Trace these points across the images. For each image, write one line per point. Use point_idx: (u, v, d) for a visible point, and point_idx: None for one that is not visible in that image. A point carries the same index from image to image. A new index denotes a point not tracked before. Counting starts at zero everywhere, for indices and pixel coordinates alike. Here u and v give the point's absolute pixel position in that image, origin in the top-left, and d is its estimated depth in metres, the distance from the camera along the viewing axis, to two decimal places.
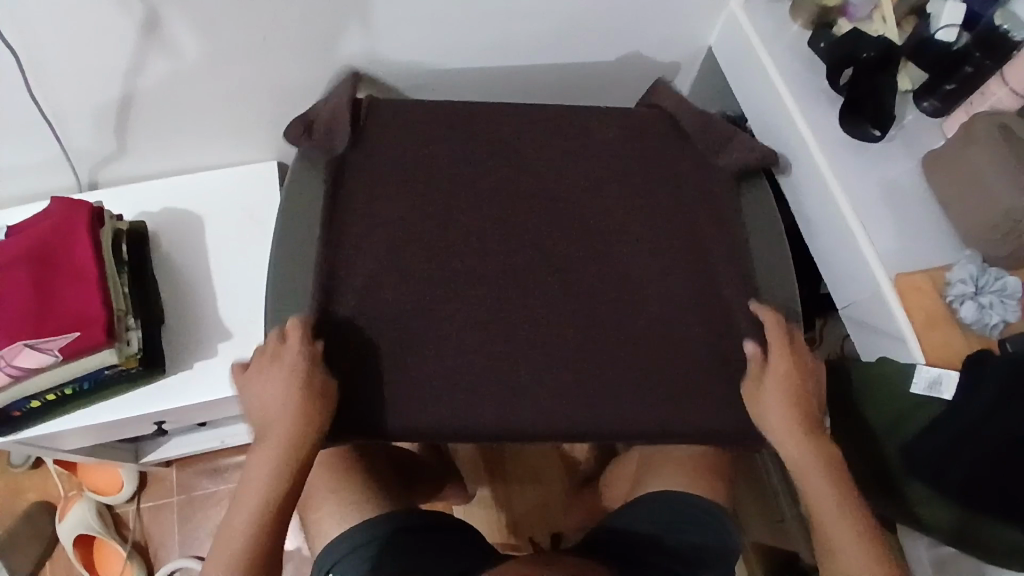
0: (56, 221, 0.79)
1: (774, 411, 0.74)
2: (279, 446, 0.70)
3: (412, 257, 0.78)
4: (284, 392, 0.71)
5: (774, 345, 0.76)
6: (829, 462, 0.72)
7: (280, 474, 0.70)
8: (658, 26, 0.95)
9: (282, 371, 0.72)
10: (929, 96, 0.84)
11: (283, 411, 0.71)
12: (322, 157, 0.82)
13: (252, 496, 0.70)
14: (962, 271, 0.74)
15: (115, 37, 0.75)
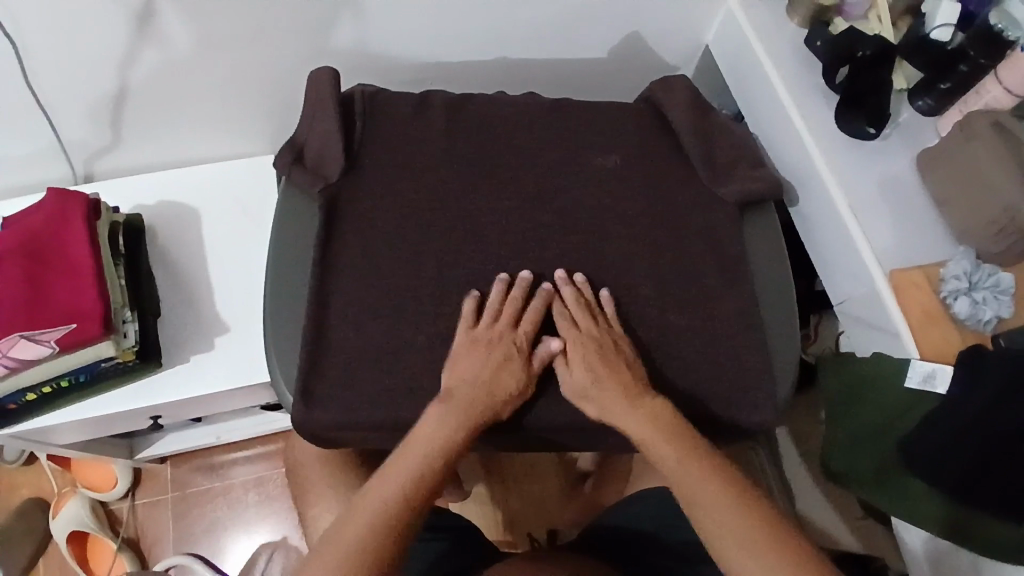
0: (51, 213, 0.78)
1: (572, 371, 0.73)
2: (463, 410, 0.69)
3: (410, 248, 0.78)
4: (490, 368, 0.72)
5: (561, 323, 0.75)
6: (635, 399, 0.70)
7: (457, 437, 0.68)
8: (655, 21, 0.96)
9: (479, 347, 0.73)
10: (925, 94, 0.85)
11: (496, 384, 0.71)
12: (322, 148, 0.82)
13: (397, 472, 0.65)
14: (956, 267, 0.75)
15: (112, 26, 0.75)
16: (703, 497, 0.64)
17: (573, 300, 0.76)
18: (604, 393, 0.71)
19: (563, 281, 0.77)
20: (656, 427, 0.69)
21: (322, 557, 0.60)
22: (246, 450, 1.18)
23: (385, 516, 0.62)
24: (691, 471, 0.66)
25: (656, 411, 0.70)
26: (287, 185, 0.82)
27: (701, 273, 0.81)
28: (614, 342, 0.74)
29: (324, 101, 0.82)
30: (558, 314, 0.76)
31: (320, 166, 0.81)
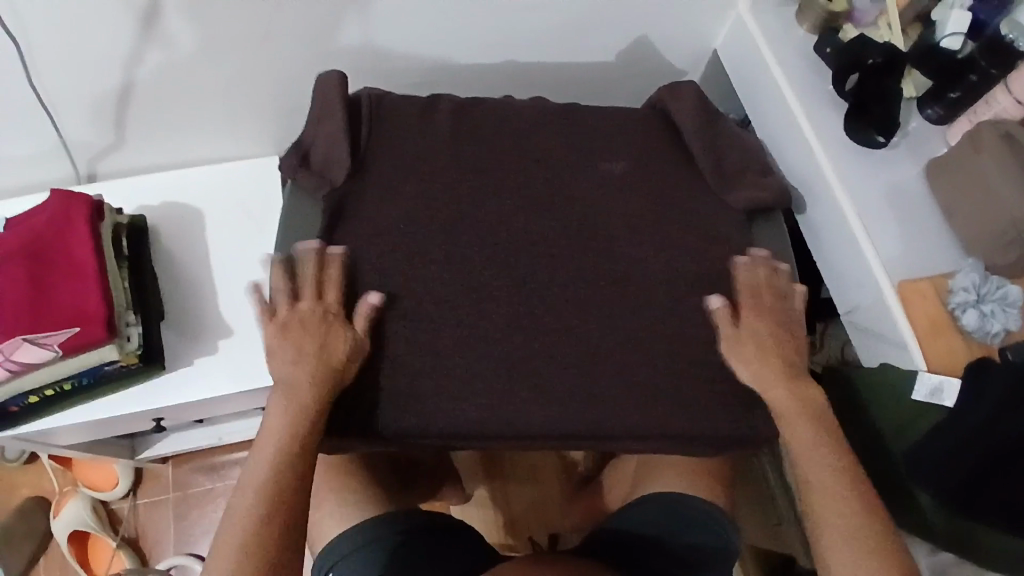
0: (55, 214, 0.78)
1: (742, 358, 0.75)
2: (299, 393, 0.69)
3: (415, 253, 0.78)
4: (319, 342, 0.71)
5: (749, 303, 0.78)
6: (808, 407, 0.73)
7: (300, 422, 0.68)
8: (660, 27, 0.95)
9: (287, 326, 0.73)
10: (933, 103, 0.85)
11: (327, 351, 0.71)
12: (328, 151, 0.81)
13: (264, 451, 0.67)
14: (964, 279, 0.75)
15: (116, 26, 0.75)
16: (820, 477, 0.69)
17: (764, 279, 0.79)
18: (769, 376, 0.74)
19: (745, 263, 0.80)
20: (807, 413, 0.73)
21: (218, 556, 0.63)
22: (247, 451, 1.18)
23: (260, 504, 0.65)
24: (824, 456, 0.70)
25: (810, 397, 0.74)
26: (293, 187, 0.82)
27: (708, 280, 0.81)
28: (797, 326, 0.78)
29: (330, 104, 0.81)
30: (745, 292, 0.79)
31: (326, 169, 0.81)
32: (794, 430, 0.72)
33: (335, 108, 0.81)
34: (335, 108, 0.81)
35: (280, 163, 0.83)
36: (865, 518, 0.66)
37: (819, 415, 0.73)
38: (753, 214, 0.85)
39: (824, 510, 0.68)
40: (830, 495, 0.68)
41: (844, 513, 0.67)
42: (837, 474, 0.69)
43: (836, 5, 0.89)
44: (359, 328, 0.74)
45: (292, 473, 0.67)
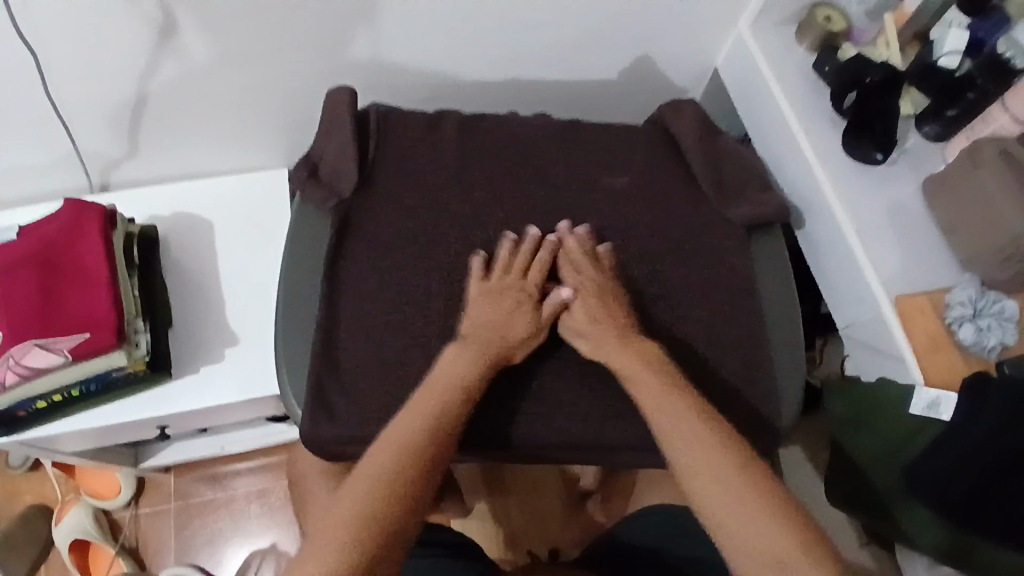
0: (68, 222, 0.79)
1: (577, 307, 0.75)
2: (480, 351, 0.72)
3: (486, 264, 0.77)
4: (504, 311, 0.74)
5: (562, 267, 0.77)
6: (649, 362, 0.71)
7: (471, 376, 0.70)
8: (662, 46, 0.97)
9: (498, 296, 0.75)
10: (932, 121, 0.86)
11: (508, 329, 0.74)
12: (337, 164, 0.83)
13: (418, 408, 0.67)
14: (961, 294, 0.75)
15: (134, 39, 0.77)
16: (670, 419, 0.66)
17: (584, 248, 0.78)
18: (612, 337, 0.73)
19: (567, 233, 0.79)
20: (644, 360, 0.71)
21: (350, 489, 0.61)
22: (250, 461, 1.18)
23: (414, 443, 0.64)
24: (672, 403, 0.67)
25: (650, 351, 0.72)
26: (301, 200, 0.83)
27: (709, 292, 0.81)
28: (608, 289, 0.76)
29: (340, 117, 0.83)
30: (563, 261, 0.78)
31: (335, 181, 0.82)
32: (637, 376, 0.70)
33: (344, 121, 0.83)
34: (345, 121, 0.83)
35: (290, 175, 0.85)
36: (732, 457, 0.63)
37: (666, 370, 0.70)
38: (752, 228, 0.86)
39: (677, 452, 0.64)
40: (689, 436, 0.65)
41: (704, 454, 0.63)
42: (684, 417, 0.66)
43: (834, 24, 0.91)
44: (543, 318, 0.75)
45: (451, 419, 0.67)
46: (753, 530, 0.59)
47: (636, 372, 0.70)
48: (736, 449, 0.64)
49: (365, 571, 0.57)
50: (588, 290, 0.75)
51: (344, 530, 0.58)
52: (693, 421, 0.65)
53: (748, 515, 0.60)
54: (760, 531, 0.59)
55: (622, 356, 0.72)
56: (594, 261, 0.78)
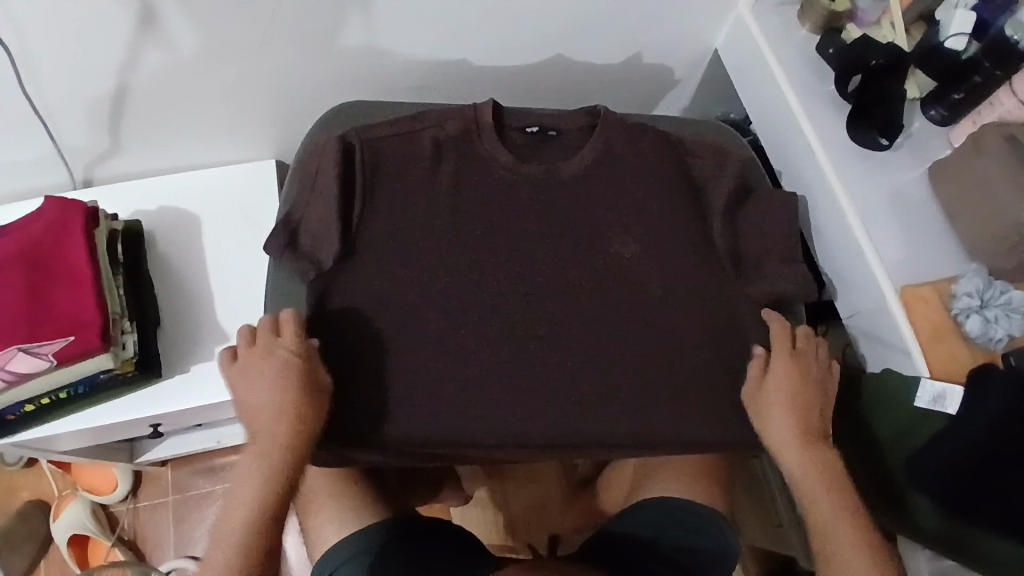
0: (50, 221, 0.77)
1: (775, 411, 0.75)
2: (273, 457, 0.68)
3: (263, 342, 0.70)
4: (271, 404, 0.68)
5: (785, 356, 0.76)
6: (824, 469, 0.73)
7: (275, 490, 0.69)
8: (662, 29, 0.94)
9: (252, 380, 0.70)
10: (936, 105, 0.84)
11: (280, 418, 0.68)
12: (318, 229, 0.76)
13: (223, 539, 0.68)
14: (968, 284, 0.73)
15: (110, 32, 0.73)
16: (829, 513, 0.72)
17: (809, 346, 0.78)
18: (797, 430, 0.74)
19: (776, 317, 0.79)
20: (819, 470, 0.73)
21: None
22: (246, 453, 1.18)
23: (227, 569, 0.66)
24: (834, 505, 0.72)
25: (823, 450, 0.74)
26: (283, 268, 0.77)
27: (709, 286, 0.80)
28: (823, 391, 0.76)
29: (327, 171, 0.76)
30: (784, 355, 0.76)
31: (316, 247, 0.75)
32: (775, 425, 0.75)
33: (330, 172, 0.76)
34: (330, 178, 0.75)
35: (266, 244, 0.76)
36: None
37: (836, 473, 0.74)
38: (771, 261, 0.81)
39: (836, 536, 0.71)
40: (842, 536, 0.71)
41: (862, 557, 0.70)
42: (842, 517, 0.71)
43: (838, 5, 0.87)
44: (315, 393, 0.70)
45: (270, 520, 0.69)
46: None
47: (785, 439, 0.74)
48: (882, 556, 0.70)
49: None
50: (751, 387, 0.77)
51: None
52: (850, 525, 0.71)
53: None
54: None
55: (776, 428, 0.75)
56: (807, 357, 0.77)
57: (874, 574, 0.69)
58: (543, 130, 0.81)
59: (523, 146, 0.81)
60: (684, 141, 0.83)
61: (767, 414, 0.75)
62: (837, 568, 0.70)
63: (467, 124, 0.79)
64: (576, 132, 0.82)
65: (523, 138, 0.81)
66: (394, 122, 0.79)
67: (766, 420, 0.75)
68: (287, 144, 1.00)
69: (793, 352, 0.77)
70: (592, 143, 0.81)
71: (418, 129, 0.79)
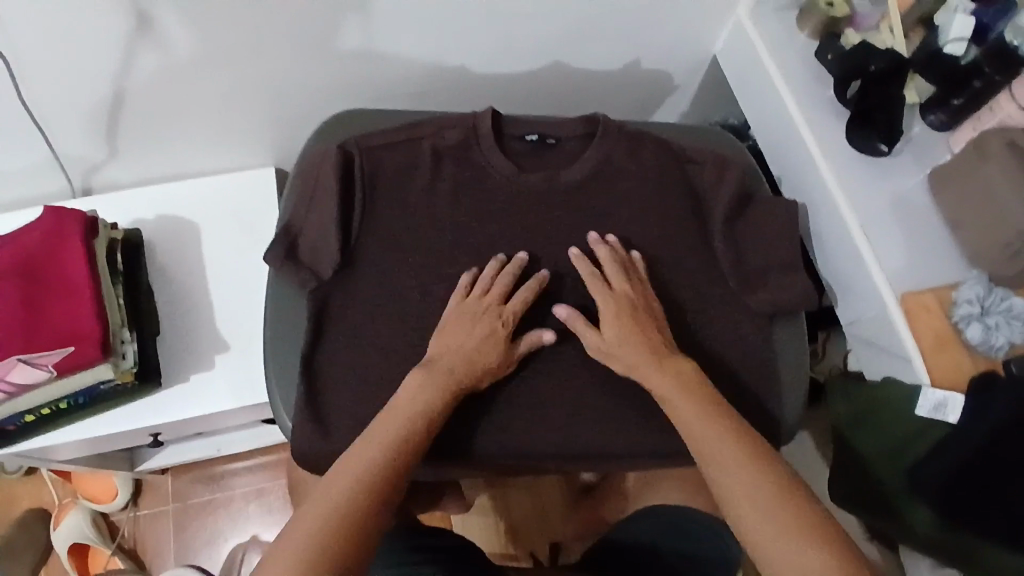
0: (49, 230, 0.77)
1: (596, 336, 0.73)
2: (441, 374, 0.68)
3: (468, 284, 0.75)
4: (480, 337, 0.71)
5: (597, 288, 0.75)
6: (677, 374, 0.69)
7: (434, 403, 0.67)
8: (661, 35, 0.93)
9: (470, 315, 0.73)
10: (938, 110, 0.83)
11: (479, 349, 0.71)
12: (317, 242, 0.76)
13: (369, 443, 0.63)
14: (969, 291, 0.73)
15: (107, 39, 0.73)
16: (709, 433, 0.65)
17: (614, 263, 0.76)
18: (638, 351, 0.71)
19: (581, 256, 0.77)
20: (679, 380, 0.69)
21: (296, 528, 0.57)
22: (247, 460, 1.18)
23: (364, 469, 0.61)
24: (710, 420, 0.66)
25: (685, 369, 0.70)
26: (281, 279, 0.77)
27: (709, 293, 0.80)
28: (643, 309, 0.74)
29: (325, 184, 0.76)
30: (592, 282, 0.75)
31: (315, 261, 0.76)
32: (629, 351, 0.71)
33: (329, 186, 0.76)
34: (329, 192, 0.76)
35: (264, 256, 0.76)
36: (769, 479, 0.61)
37: (708, 393, 0.68)
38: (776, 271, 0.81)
39: (717, 456, 0.63)
40: (724, 453, 0.63)
41: (746, 472, 0.62)
42: (723, 436, 0.64)
43: (838, 9, 0.87)
44: (518, 349, 0.74)
45: (418, 436, 0.65)
46: (796, 550, 0.57)
47: (639, 358, 0.70)
48: (776, 468, 0.62)
49: None
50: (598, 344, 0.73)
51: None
52: (734, 442, 0.64)
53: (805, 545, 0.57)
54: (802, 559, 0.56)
55: (631, 355, 0.71)
56: (625, 273, 0.76)
57: (743, 468, 0.62)
58: (542, 139, 0.82)
59: (523, 154, 0.81)
60: (685, 149, 0.83)
61: (608, 345, 0.72)
62: (715, 475, 0.63)
63: (467, 133, 0.79)
64: (575, 141, 0.82)
65: (522, 145, 0.82)
66: (391, 132, 0.79)
67: (601, 343, 0.73)
68: (286, 152, 1.00)
69: (596, 277, 0.76)
70: (591, 152, 0.81)
71: (417, 137, 0.79)
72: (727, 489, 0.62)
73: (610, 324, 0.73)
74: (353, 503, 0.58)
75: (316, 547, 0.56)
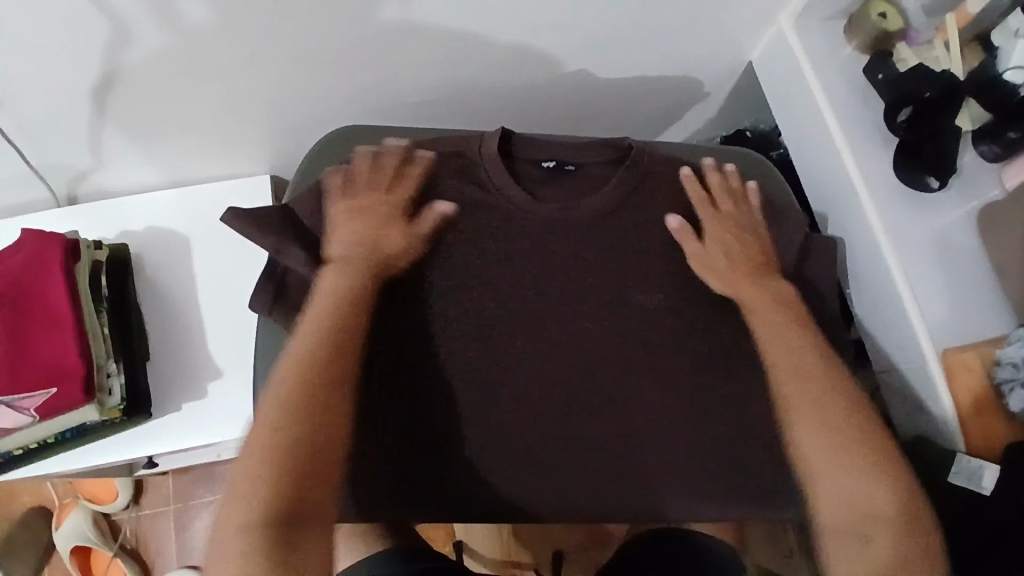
0: (27, 257, 0.72)
1: (706, 250, 0.76)
2: (354, 264, 0.70)
3: (355, 176, 0.73)
4: (374, 229, 0.71)
5: (704, 208, 0.77)
6: (777, 295, 0.75)
7: (354, 289, 0.69)
8: (693, 43, 0.85)
9: (364, 209, 0.72)
10: (989, 140, 0.73)
11: (381, 238, 0.71)
12: (306, 279, 0.72)
13: (306, 332, 0.67)
14: (1015, 351, 0.66)
15: (78, 51, 0.66)
16: (790, 346, 0.73)
17: (732, 186, 0.79)
18: (737, 272, 0.75)
19: (692, 177, 0.78)
20: (776, 301, 0.75)
21: (265, 415, 0.63)
22: None
23: (312, 359, 0.65)
24: (795, 339, 0.73)
25: (782, 291, 0.75)
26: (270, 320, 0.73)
27: None
28: (755, 228, 0.78)
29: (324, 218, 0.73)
30: (703, 199, 0.77)
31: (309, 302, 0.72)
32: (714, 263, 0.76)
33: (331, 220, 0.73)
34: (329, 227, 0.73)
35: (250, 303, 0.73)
36: (845, 402, 0.70)
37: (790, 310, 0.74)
38: None
39: (790, 374, 0.72)
40: (803, 373, 0.71)
41: (816, 390, 0.71)
42: (806, 349, 0.73)
43: (890, 23, 0.78)
44: (420, 228, 0.73)
45: (350, 322, 0.68)
46: (841, 460, 0.68)
47: (729, 274, 0.75)
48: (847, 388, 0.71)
49: (297, 498, 0.61)
50: (699, 255, 0.76)
51: (268, 454, 0.62)
52: (812, 363, 0.72)
53: (854, 456, 0.68)
54: (848, 470, 0.68)
55: (730, 274, 0.76)
56: (736, 199, 0.79)
57: (823, 389, 0.71)
58: (559, 166, 0.78)
59: (537, 180, 0.78)
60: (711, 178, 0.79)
61: (709, 264, 0.76)
62: (787, 390, 0.72)
63: (478, 149, 0.76)
64: (598, 167, 0.79)
65: (536, 171, 0.78)
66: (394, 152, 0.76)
67: (704, 255, 0.76)
68: (285, 159, 0.93)
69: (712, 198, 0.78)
70: (615, 180, 0.77)
71: (423, 160, 0.76)
72: (799, 404, 0.71)
73: (711, 243, 0.76)
74: (310, 384, 0.64)
75: (290, 431, 0.62)
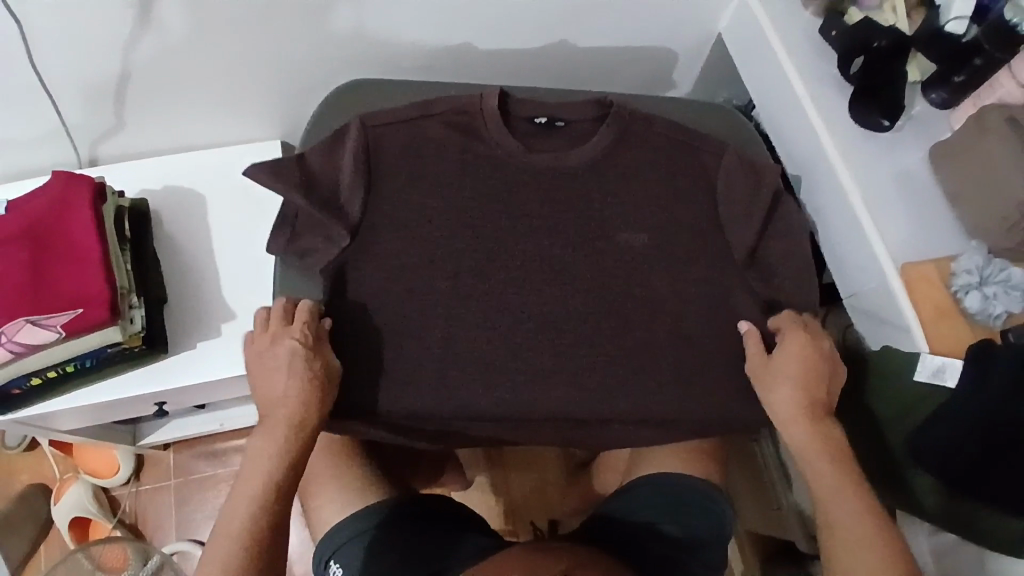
0: (56, 196, 0.77)
1: (780, 378, 0.78)
2: (271, 434, 0.71)
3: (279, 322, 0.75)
4: (285, 377, 0.72)
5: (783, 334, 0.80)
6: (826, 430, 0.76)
7: (275, 465, 0.71)
8: (666, 13, 0.95)
9: (266, 364, 0.73)
10: (939, 87, 0.83)
11: (292, 386, 0.72)
12: (317, 218, 0.79)
13: (234, 519, 0.70)
14: (968, 261, 0.74)
15: (114, 8, 0.73)
16: (826, 476, 0.75)
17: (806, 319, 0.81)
18: (807, 397, 0.77)
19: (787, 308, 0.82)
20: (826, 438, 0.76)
21: None
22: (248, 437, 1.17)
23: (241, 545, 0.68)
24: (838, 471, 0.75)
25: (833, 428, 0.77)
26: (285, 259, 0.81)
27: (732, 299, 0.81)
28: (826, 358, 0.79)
29: (335, 167, 0.81)
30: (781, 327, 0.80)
31: (325, 237, 0.79)
32: (777, 387, 0.78)
33: (343, 169, 0.81)
34: (342, 175, 0.80)
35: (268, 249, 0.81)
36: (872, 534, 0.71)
37: (841, 453, 0.75)
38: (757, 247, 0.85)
39: (831, 502, 0.74)
40: (842, 502, 0.73)
41: (856, 531, 0.72)
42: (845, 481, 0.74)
43: None
44: (329, 358, 0.75)
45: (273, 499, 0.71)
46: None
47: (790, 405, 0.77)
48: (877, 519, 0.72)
49: None
50: (763, 373, 0.79)
51: None
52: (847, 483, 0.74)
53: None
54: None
55: (786, 396, 0.77)
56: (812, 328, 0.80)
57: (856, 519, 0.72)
58: (551, 121, 0.85)
59: (530, 134, 0.85)
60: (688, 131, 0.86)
61: (772, 383, 0.78)
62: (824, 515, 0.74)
63: (472, 104, 0.83)
64: (585, 124, 0.86)
65: (529, 125, 0.85)
66: (403, 109, 0.83)
67: (763, 376, 0.79)
68: (294, 126, 1.01)
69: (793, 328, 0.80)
70: (600, 133, 0.85)
71: (431, 116, 0.83)
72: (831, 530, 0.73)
73: (780, 364, 0.78)
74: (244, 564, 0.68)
75: None
